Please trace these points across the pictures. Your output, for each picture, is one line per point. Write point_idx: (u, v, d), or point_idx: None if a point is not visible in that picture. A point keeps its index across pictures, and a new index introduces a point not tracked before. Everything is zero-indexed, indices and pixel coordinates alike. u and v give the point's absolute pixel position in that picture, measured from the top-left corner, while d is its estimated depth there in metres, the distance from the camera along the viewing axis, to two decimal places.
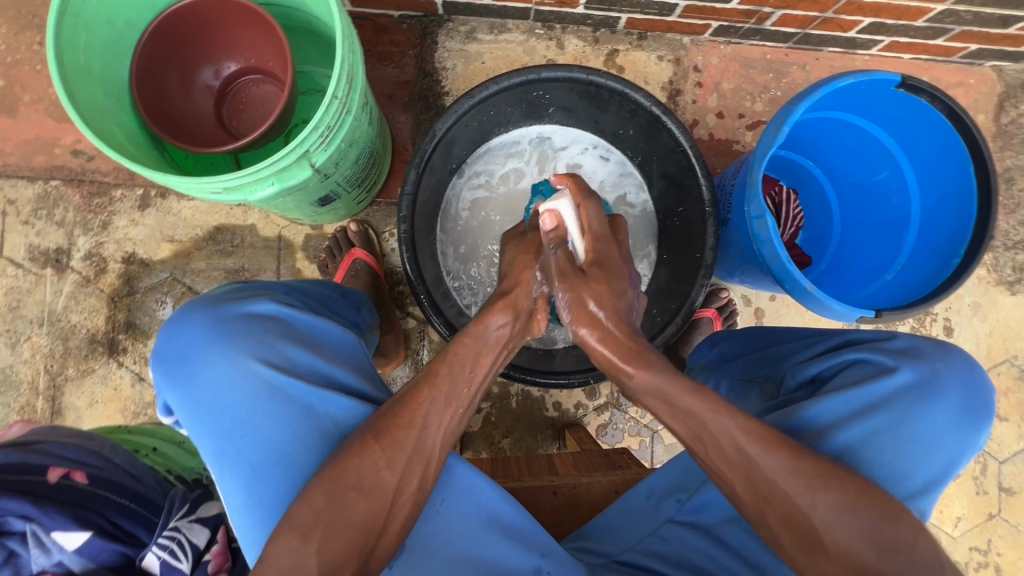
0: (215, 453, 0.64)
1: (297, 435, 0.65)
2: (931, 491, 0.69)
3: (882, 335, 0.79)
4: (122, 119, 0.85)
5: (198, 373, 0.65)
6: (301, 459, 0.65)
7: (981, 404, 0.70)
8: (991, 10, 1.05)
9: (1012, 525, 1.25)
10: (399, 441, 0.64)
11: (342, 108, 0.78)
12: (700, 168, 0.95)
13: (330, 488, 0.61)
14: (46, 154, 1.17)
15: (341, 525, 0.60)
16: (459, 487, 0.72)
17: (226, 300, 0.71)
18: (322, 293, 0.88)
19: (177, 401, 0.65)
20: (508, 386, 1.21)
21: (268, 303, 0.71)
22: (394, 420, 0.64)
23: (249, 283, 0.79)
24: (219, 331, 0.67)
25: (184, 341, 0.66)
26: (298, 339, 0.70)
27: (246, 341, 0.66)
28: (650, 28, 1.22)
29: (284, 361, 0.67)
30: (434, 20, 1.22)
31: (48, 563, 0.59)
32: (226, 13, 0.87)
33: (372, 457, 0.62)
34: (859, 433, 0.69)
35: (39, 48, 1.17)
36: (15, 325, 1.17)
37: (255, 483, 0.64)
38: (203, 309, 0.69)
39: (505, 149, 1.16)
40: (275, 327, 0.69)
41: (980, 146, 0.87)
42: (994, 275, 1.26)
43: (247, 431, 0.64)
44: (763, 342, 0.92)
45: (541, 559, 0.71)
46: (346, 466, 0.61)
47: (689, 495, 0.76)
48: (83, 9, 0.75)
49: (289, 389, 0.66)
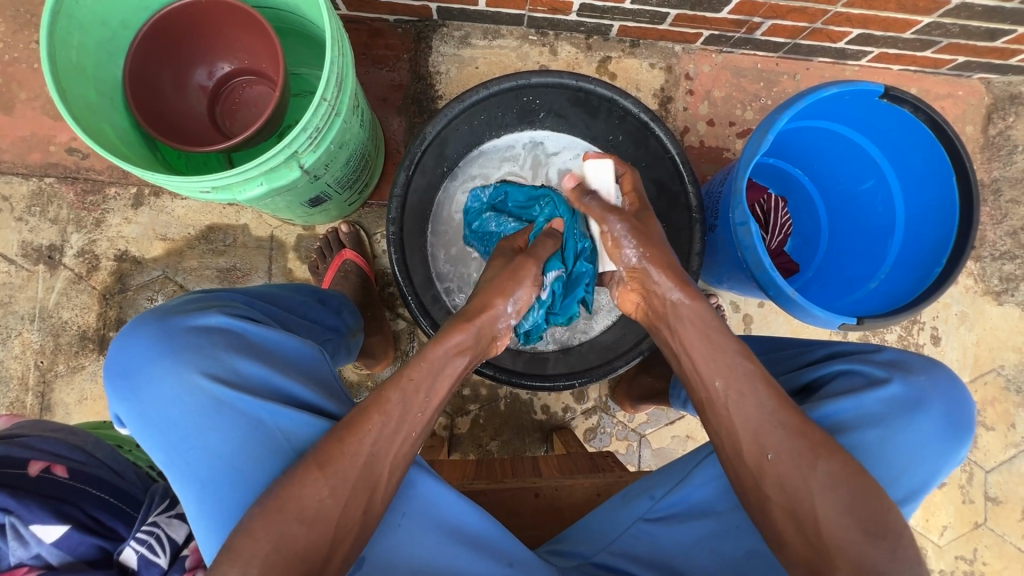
0: (164, 467, 0.64)
1: (245, 450, 0.64)
2: (909, 501, 0.70)
3: (870, 347, 0.80)
4: (114, 119, 0.86)
5: (143, 388, 0.65)
6: (250, 474, 0.64)
7: (966, 419, 0.71)
8: (977, 24, 1.07)
9: (998, 535, 1.25)
10: (344, 469, 0.62)
11: (331, 110, 0.79)
12: (687, 175, 0.97)
13: (270, 517, 0.59)
14: (41, 152, 1.18)
15: (282, 554, 0.58)
16: (421, 499, 0.72)
17: (180, 312, 0.70)
18: (290, 300, 0.87)
19: (128, 414, 0.65)
20: (497, 389, 1.22)
21: (218, 316, 0.70)
22: (340, 445, 0.63)
23: (212, 292, 0.79)
24: (168, 344, 0.66)
25: (132, 355, 0.66)
26: (250, 350, 0.69)
27: (192, 355, 0.66)
28: (642, 36, 1.23)
29: (233, 374, 0.66)
30: (429, 25, 1.23)
31: (26, 555, 0.58)
32: (218, 14, 0.88)
33: (316, 485, 0.61)
34: (848, 440, 0.69)
35: (37, 46, 1.18)
36: (6, 321, 1.17)
37: (206, 497, 0.63)
38: (152, 323, 0.68)
39: (499, 154, 1.17)
40: (222, 340, 0.68)
41: (961, 157, 0.88)
42: (981, 284, 1.27)
43: (195, 445, 0.64)
44: (771, 347, 0.93)
45: (509, 567, 0.72)
46: (287, 496, 0.60)
47: (663, 493, 0.76)
48: (77, 9, 0.77)
49: (236, 403, 0.64)
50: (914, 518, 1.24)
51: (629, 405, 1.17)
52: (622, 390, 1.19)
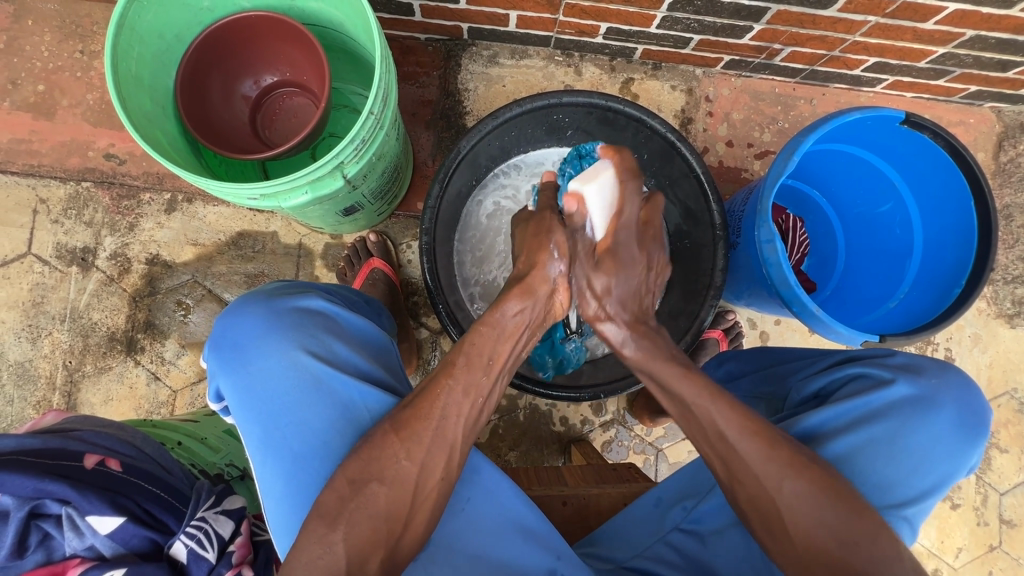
0: (261, 441, 0.67)
1: (336, 427, 0.68)
2: (926, 503, 0.71)
3: (882, 353, 0.81)
4: (166, 126, 0.89)
5: (250, 361, 0.69)
6: (338, 452, 0.68)
7: (978, 421, 0.72)
8: (990, 55, 1.10)
9: (1013, 558, 1.26)
10: (418, 433, 0.65)
11: (376, 122, 0.82)
12: (712, 194, 0.98)
13: (352, 478, 0.63)
14: (79, 157, 1.21)
15: (364, 513, 0.61)
16: (483, 487, 0.74)
17: (280, 295, 0.76)
18: (351, 298, 0.90)
19: (229, 386, 0.69)
20: (517, 399, 1.24)
21: (317, 300, 0.76)
22: (414, 412, 0.66)
23: (293, 282, 0.84)
24: (274, 323, 0.71)
25: (240, 330, 0.71)
26: (342, 336, 0.74)
27: (296, 333, 0.70)
28: (665, 59, 1.27)
29: (329, 354, 0.71)
30: (459, 44, 1.27)
31: (81, 546, 0.61)
32: (267, 29, 0.92)
33: (393, 448, 0.64)
34: (858, 440, 0.71)
35: (79, 56, 1.22)
36: (37, 320, 1.20)
37: (294, 474, 0.67)
38: (258, 303, 0.73)
39: (528, 167, 1.20)
40: (322, 323, 0.73)
41: (982, 185, 0.92)
42: (994, 307, 1.29)
43: (292, 420, 0.68)
44: (769, 362, 0.95)
45: (556, 560, 0.73)
46: (368, 457, 0.63)
47: (694, 505, 0.79)
48: (139, 23, 0.81)
49: (331, 381, 0.69)
50: (928, 538, 1.25)
51: (649, 419, 1.18)
52: (642, 403, 1.20)
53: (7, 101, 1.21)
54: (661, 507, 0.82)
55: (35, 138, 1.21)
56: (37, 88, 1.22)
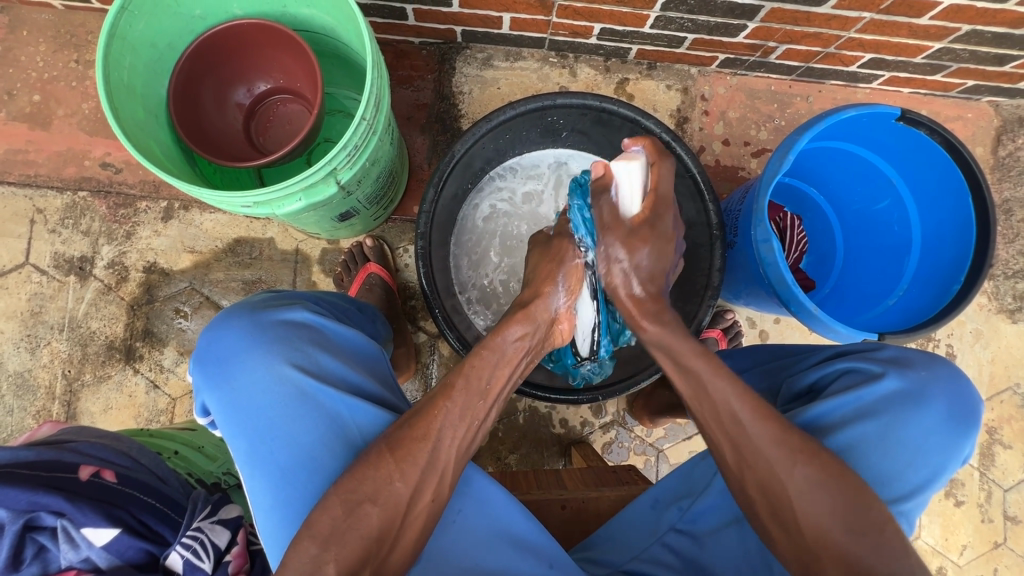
0: (248, 455, 0.67)
1: (323, 441, 0.68)
2: (920, 496, 0.70)
3: (871, 346, 0.81)
4: (158, 135, 0.89)
5: (236, 374, 0.69)
6: (326, 466, 0.68)
7: (969, 412, 0.71)
8: (986, 49, 1.10)
9: (1019, 555, 1.25)
10: (414, 453, 0.65)
11: (368, 129, 0.82)
12: (708, 192, 0.98)
13: (344, 499, 0.62)
14: (76, 166, 1.22)
15: (356, 533, 0.61)
16: (475, 498, 0.75)
17: (265, 307, 0.76)
18: (343, 306, 0.90)
19: (214, 401, 0.69)
20: (516, 403, 1.23)
21: (303, 312, 0.75)
22: (410, 432, 0.66)
23: (280, 292, 0.84)
24: (260, 335, 0.71)
25: (224, 345, 0.71)
26: (329, 347, 0.74)
27: (283, 346, 0.70)
28: (659, 58, 1.27)
29: (316, 367, 0.70)
30: (453, 47, 1.27)
31: (76, 558, 0.61)
32: (258, 37, 0.92)
33: (387, 469, 0.64)
34: (852, 437, 0.70)
35: (74, 65, 1.23)
36: (36, 330, 1.20)
37: (283, 487, 0.67)
38: (244, 316, 0.73)
39: (523, 169, 1.20)
40: (309, 336, 0.73)
41: (979, 180, 0.91)
42: (995, 303, 1.29)
43: (279, 434, 0.67)
44: (765, 358, 0.94)
45: (550, 569, 0.73)
46: (362, 477, 0.63)
47: (689, 504, 0.79)
48: (130, 33, 0.81)
49: (318, 395, 0.69)
50: (932, 536, 1.24)
51: (649, 420, 1.18)
52: (642, 403, 1.20)
53: (3, 112, 1.22)
54: (657, 509, 0.81)
55: (31, 148, 1.22)
56: (33, 98, 1.22)
